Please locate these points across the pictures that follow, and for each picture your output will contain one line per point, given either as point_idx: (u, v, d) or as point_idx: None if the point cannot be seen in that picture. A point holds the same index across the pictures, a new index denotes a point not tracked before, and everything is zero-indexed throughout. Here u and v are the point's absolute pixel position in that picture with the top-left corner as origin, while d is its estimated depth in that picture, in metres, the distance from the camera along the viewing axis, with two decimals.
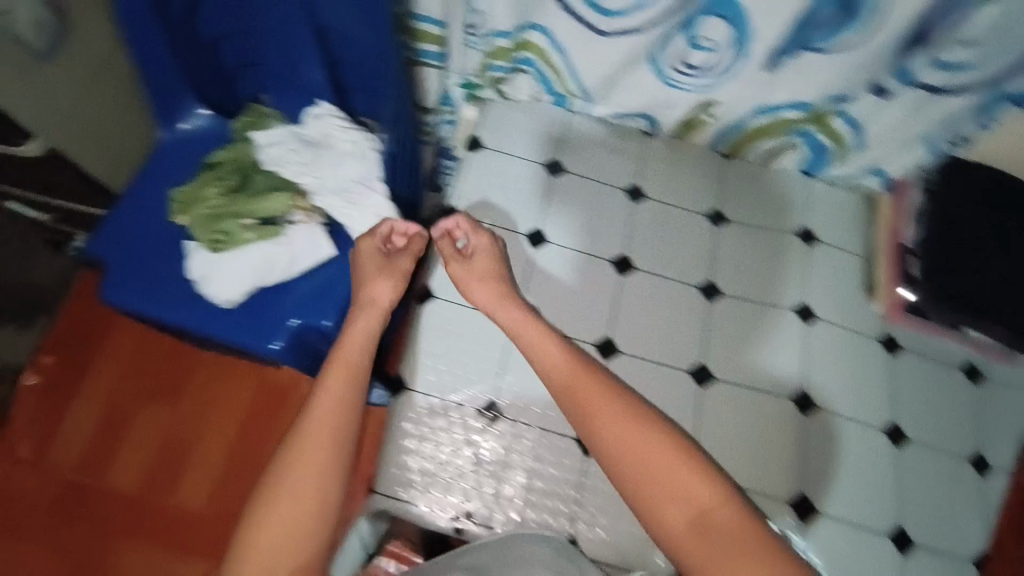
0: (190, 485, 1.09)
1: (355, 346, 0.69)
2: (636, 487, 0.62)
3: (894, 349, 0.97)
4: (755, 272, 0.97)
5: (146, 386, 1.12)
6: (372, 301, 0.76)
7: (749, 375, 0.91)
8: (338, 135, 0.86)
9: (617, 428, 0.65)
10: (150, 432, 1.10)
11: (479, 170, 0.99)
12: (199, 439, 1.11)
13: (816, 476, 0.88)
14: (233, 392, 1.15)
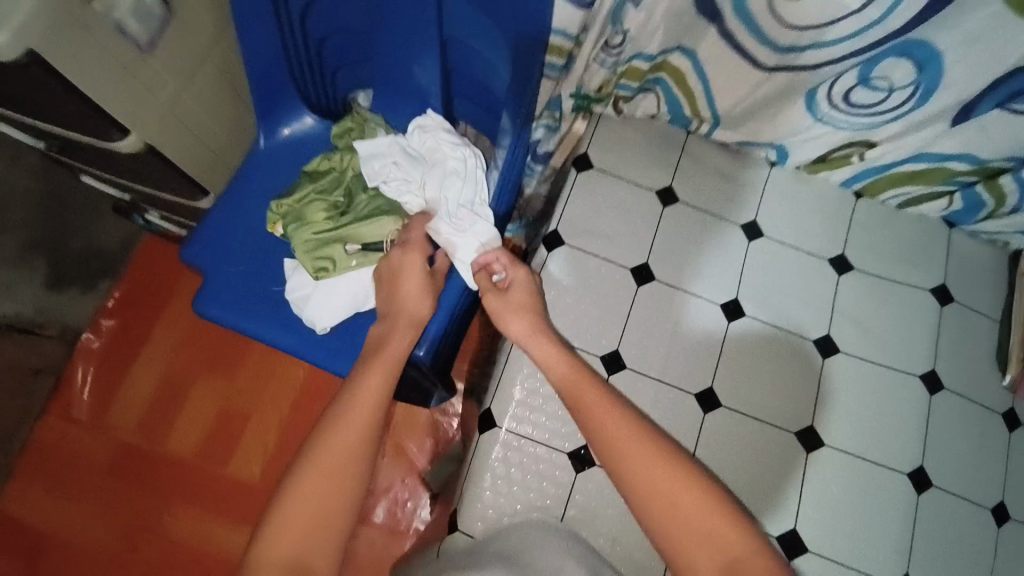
0: (244, 457, 1.28)
1: (380, 368, 0.62)
2: (670, 538, 0.56)
3: (1017, 428, 0.87)
4: (873, 330, 0.90)
5: (211, 359, 1.33)
6: (404, 325, 0.68)
7: (861, 444, 0.85)
8: (447, 151, 0.79)
9: (650, 472, 0.58)
10: (206, 403, 1.30)
11: (585, 193, 0.94)
12: (253, 416, 1.30)
13: (921, 560, 0.81)
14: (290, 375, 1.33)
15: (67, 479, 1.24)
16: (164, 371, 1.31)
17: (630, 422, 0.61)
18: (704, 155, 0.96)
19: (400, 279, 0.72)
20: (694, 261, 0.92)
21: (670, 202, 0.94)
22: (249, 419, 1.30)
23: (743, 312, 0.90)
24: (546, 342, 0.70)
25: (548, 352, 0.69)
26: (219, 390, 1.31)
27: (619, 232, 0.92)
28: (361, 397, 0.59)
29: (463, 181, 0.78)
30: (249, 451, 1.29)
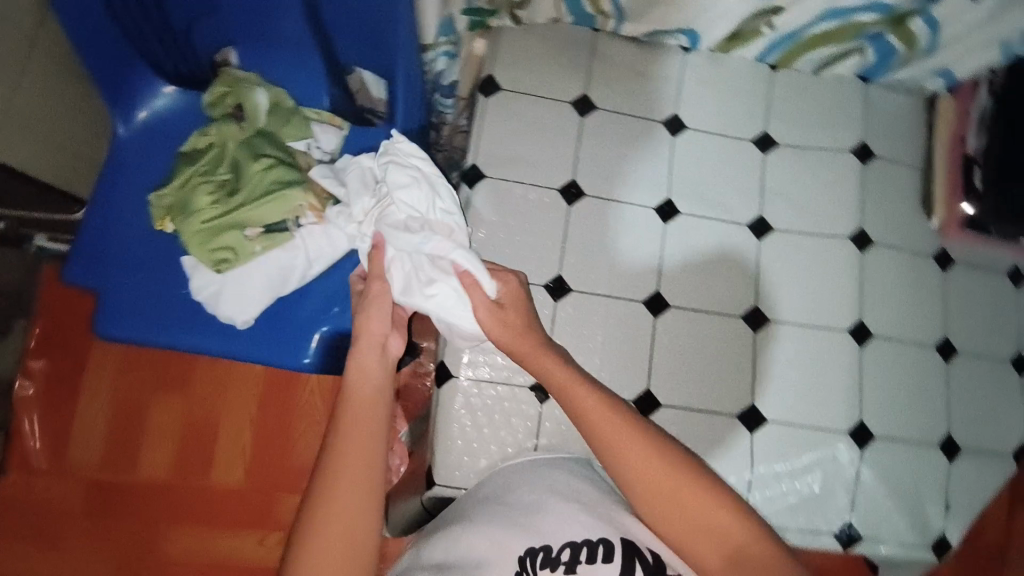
0: (224, 461, 1.24)
1: (364, 402, 0.57)
2: (678, 538, 0.58)
3: (948, 265, 0.90)
4: (806, 200, 0.91)
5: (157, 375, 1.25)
6: (368, 339, 0.60)
7: (809, 313, 0.87)
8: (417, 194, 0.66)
9: (648, 485, 0.58)
10: (165, 423, 1.24)
11: (498, 116, 0.88)
12: (223, 423, 1.26)
13: (875, 404, 0.85)
14: (246, 376, 1.28)
15: (47, 529, 1.19)
16: (112, 400, 1.24)
17: (636, 436, 0.58)
18: (615, 56, 0.92)
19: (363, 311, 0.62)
20: (617, 169, 0.89)
21: (587, 112, 0.90)
22: (218, 426, 1.25)
23: (676, 211, 0.89)
24: (548, 358, 0.62)
25: (547, 366, 0.62)
26: (178, 406, 1.25)
27: (537, 151, 0.88)
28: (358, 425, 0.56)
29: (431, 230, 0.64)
30: (226, 456, 1.25)
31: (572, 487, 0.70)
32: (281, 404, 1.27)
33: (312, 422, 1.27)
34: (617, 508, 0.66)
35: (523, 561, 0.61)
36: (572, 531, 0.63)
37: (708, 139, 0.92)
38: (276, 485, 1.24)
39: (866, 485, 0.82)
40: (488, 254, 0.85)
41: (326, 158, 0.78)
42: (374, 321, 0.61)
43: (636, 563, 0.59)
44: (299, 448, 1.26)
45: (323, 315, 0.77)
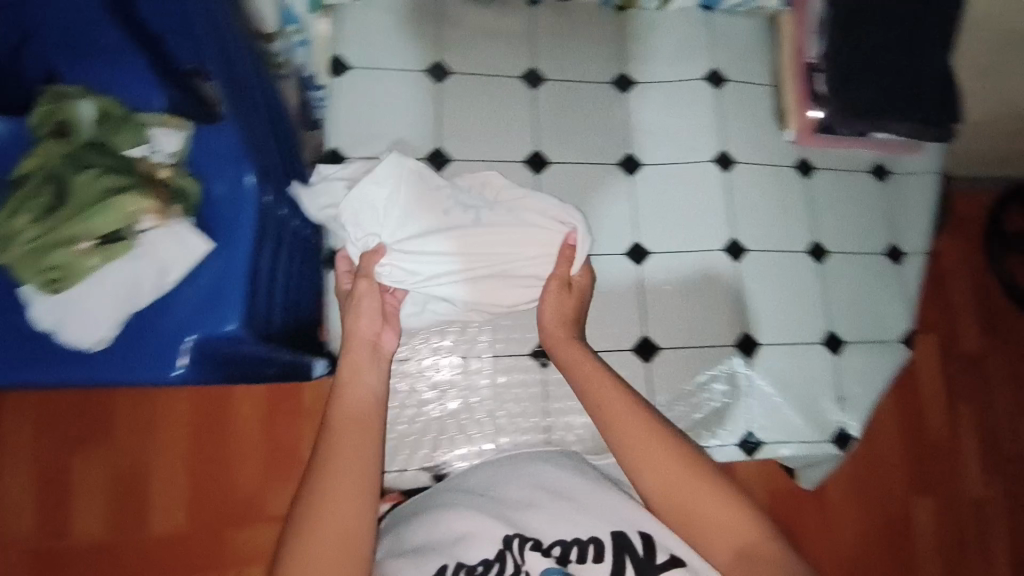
0: (165, 501, 1.18)
1: (358, 404, 0.64)
2: (685, 519, 0.60)
3: (809, 172, 0.95)
4: (669, 133, 0.93)
5: (80, 431, 1.19)
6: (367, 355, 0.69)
7: (684, 240, 0.90)
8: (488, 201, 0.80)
9: (656, 470, 0.63)
10: (98, 478, 1.18)
11: (349, 95, 0.86)
12: (155, 471, 1.19)
13: (756, 313, 0.90)
14: (172, 411, 1.21)
15: None
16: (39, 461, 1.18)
17: (643, 418, 0.65)
18: (460, 18, 0.91)
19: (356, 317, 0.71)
20: (481, 130, 0.89)
21: (443, 77, 0.89)
22: (152, 472, 1.19)
23: (546, 162, 0.90)
24: (578, 350, 0.74)
25: (574, 356, 0.73)
26: (103, 459, 1.19)
27: (396, 123, 0.87)
28: (350, 425, 0.62)
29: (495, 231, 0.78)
30: (165, 500, 1.19)
31: (571, 483, 0.70)
32: (214, 439, 1.21)
33: (246, 450, 1.21)
34: (612, 501, 0.67)
35: (502, 552, 0.62)
36: (565, 527, 0.64)
37: (567, 86, 0.93)
38: (217, 521, 1.18)
39: (756, 390, 0.88)
40: None
41: (168, 161, 0.75)
42: (364, 321, 0.71)
43: (625, 557, 0.61)
44: (241, 480, 1.20)
45: (190, 325, 0.74)
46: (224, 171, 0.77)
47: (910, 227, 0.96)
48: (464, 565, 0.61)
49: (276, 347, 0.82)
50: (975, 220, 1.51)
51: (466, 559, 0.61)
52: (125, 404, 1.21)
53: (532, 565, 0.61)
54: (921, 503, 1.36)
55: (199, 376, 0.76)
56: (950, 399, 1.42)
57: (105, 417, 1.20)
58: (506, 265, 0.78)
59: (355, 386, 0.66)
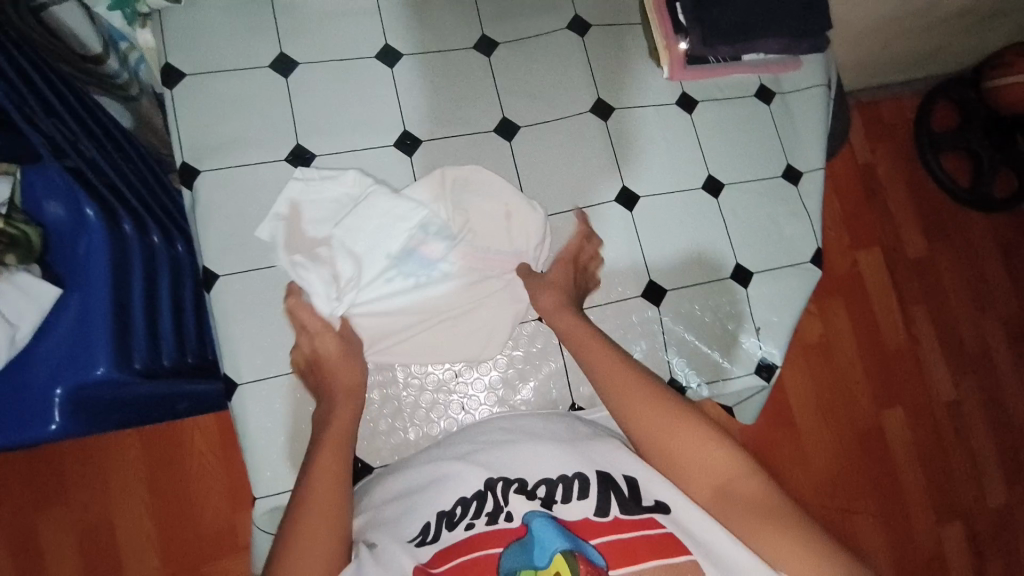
0: (133, 553, 1.07)
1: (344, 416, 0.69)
2: (680, 465, 0.60)
3: (692, 106, 0.92)
4: (542, 89, 0.90)
5: (26, 498, 1.07)
6: (345, 400, 0.71)
7: (575, 198, 0.87)
8: (467, 236, 0.82)
9: (639, 413, 0.62)
10: (57, 543, 1.06)
11: (193, 104, 0.82)
12: (118, 524, 1.08)
13: (661, 260, 0.87)
14: (122, 457, 1.09)
15: None
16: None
17: (634, 372, 0.66)
18: (298, 6, 0.87)
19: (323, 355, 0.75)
20: (342, 118, 0.85)
21: (290, 71, 0.85)
22: (113, 525, 1.07)
23: (417, 141, 0.86)
24: (568, 317, 0.74)
25: (567, 323, 0.73)
26: (60, 526, 1.07)
27: (249, 126, 0.82)
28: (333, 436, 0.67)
29: (477, 269, 0.81)
30: (137, 551, 1.07)
31: (545, 431, 0.68)
32: (175, 479, 1.10)
33: (210, 485, 1.11)
34: (593, 443, 0.65)
35: (484, 493, 0.61)
36: (528, 471, 0.62)
37: (426, 58, 0.88)
38: (197, 560, 1.08)
39: (671, 338, 0.86)
40: (235, 250, 0.80)
41: (2, 211, 0.68)
42: (350, 375, 0.73)
43: (610, 493, 0.58)
44: (207, 517, 1.10)
45: (56, 377, 0.70)
46: (59, 203, 0.73)
47: (802, 144, 0.94)
48: (444, 514, 0.60)
49: (163, 384, 0.80)
50: (902, 126, 1.48)
51: (445, 505, 0.61)
52: (71, 460, 1.08)
53: (516, 507, 0.58)
54: (893, 416, 1.34)
55: (82, 429, 0.72)
56: (904, 308, 1.40)
57: (51, 478, 1.08)
58: (467, 299, 0.81)
59: (343, 420, 0.69)
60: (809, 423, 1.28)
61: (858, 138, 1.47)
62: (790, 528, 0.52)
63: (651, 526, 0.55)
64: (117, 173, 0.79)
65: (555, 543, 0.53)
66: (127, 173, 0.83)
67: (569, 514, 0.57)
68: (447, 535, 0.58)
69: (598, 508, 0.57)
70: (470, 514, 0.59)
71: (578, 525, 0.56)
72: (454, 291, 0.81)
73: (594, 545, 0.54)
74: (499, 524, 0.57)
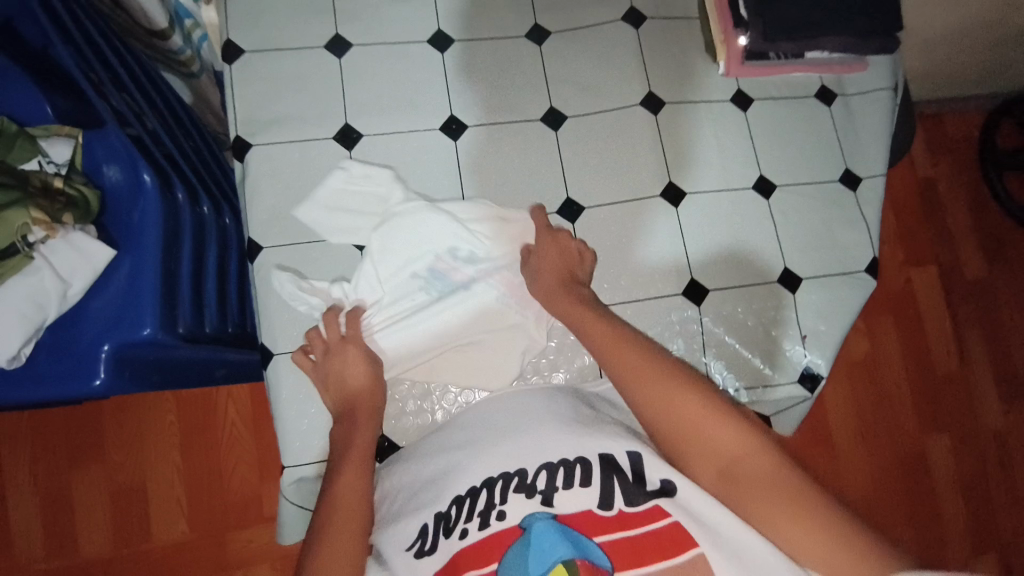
0: (164, 513, 1.10)
1: (364, 423, 0.69)
2: (683, 447, 0.57)
3: (747, 104, 0.89)
4: (592, 80, 0.88)
5: (69, 450, 1.11)
6: (365, 415, 0.70)
7: (620, 190, 0.85)
8: (491, 257, 0.80)
9: (641, 390, 0.60)
10: (95, 495, 1.10)
11: (249, 82, 0.84)
12: (152, 485, 1.11)
13: (705, 259, 0.84)
14: (159, 420, 1.13)
15: None
16: (34, 485, 1.10)
17: (636, 351, 0.63)
18: None
19: (345, 378, 0.72)
20: (391, 101, 0.86)
21: (345, 52, 0.86)
22: (148, 485, 1.11)
23: (464, 126, 0.86)
24: (569, 296, 0.72)
25: (571, 303, 0.71)
26: (99, 479, 1.11)
27: (302, 104, 0.84)
28: (355, 441, 0.67)
29: (514, 302, 0.79)
30: (167, 510, 1.10)
31: (549, 414, 0.65)
32: (208, 444, 1.13)
33: (240, 453, 1.13)
34: (599, 428, 0.62)
35: (478, 490, 0.58)
36: (528, 460, 0.59)
37: (477, 44, 0.88)
38: (222, 525, 1.10)
39: (711, 339, 0.83)
40: (281, 222, 0.81)
41: (62, 171, 0.71)
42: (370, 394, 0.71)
43: (613, 480, 0.55)
44: (235, 484, 1.12)
45: (105, 333, 0.71)
46: (117, 167, 0.75)
47: (863, 148, 0.90)
48: (443, 518, 0.58)
49: (204, 349, 0.82)
50: (968, 140, 1.40)
51: (441, 505, 0.59)
52: (112, 417, 1.12)
53: (512, 506, 0.55)
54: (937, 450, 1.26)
55: (125, 388, 0.74)
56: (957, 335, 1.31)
57: (94, 432, 1.12)
58: (485, 322, 0.78)
59: (365, 440, 0.67)
60: (841, 430, 1.22)
61: (919, 150, 1.40)
62: (803, 510, 0.48)
63: (656, 518, 0.51)
64: (168, 145, 0.81)
65: (556, 549, 0.48)
66: (179, 145, 0.85)
67: (568, 505, 0.54)
68: (444, 543, 0.55)
69: (602, 501, 0.54)
70: (463, 516, 0.56)
71: (578, 520, 0.53)
72: (490, 319, 0.78)
73: (598, 543, 0.51)
74: (492, 525, 0.54)
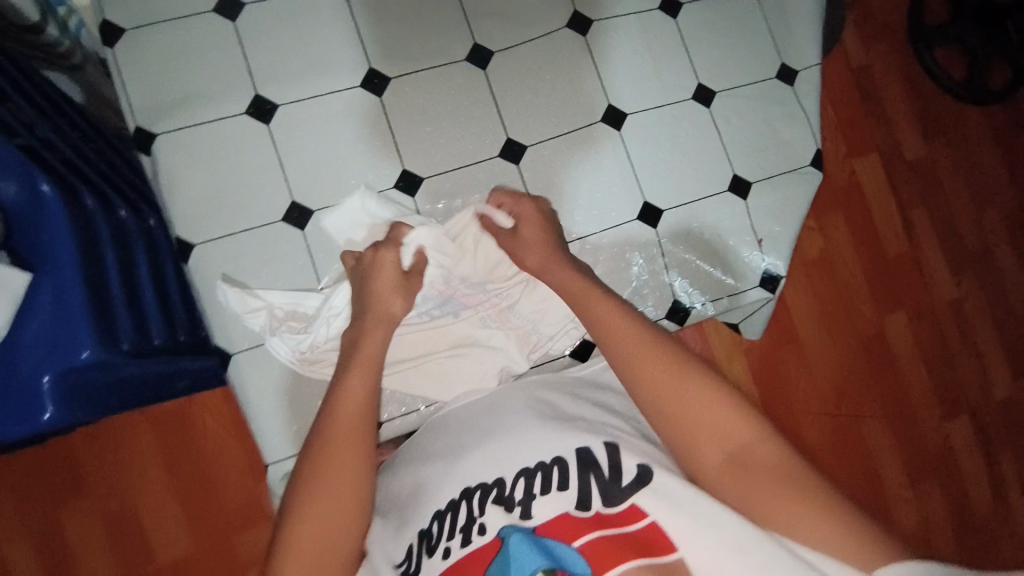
0: (162, 533, 1.08)
1: (371, 334, 0.63)
2: (688, 437, 0.53)
3: (677, 11, 0.85)
4: (514, 7, 0.83)
5: (47, 488, 1.06)
6: (375, 324, 0.64)
7: (561, 122, 0.82)
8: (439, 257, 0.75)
9: (649, 377, 0.55)
10: (85, 529, 1.06)
11: (138, 64, 0.75)
12: (144, 507, 1.08)
13: (656, 180, 0.83)
14: (136, 443, 1.08)
15: None
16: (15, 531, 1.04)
17: (637, 330, 0.58)
18: None
19: (376, 287, 0.66)
20: (302, 62, 0.79)
21: (239, 13, 0.78)
22: (139, 508, 1.08)
23: (385, 79, 0.80)
24: (560, 269, 0.66)
25: (567, 279, 0.65)
26: (87, 510, 1.07)
27: (202, 80, 0.76)
28: (364, 354, 0.61)
29: (491, 324, 0.80)
30: (165, 528, 1.09)
31: (521, 410, 0.63)
32: (193, 457, 1.10)
33: (229, 460, 1.11)
34: (568, 424, 0.60)
35: (457, 503, 0.56)
36: (504, 468, 0.57)
37: None
38: (225, 531, 1.10)
39: (672, 260, 0.83)
40: (209, 213, 0.76)
41: None
42: (398, 304, 0.66)
43: (589, 479, 0.54)
44: (230, 491, 1.10)
45: (40, 364, 0.67)
46: (10, 183, 0.65)
47: (796, 41, 0.88)
48: (424, 535, 0.56)
49: (159, 362, 0.77)
50: (899, 19, 1.40)
51: (421, 523, 0.57)
52: (85, 449, 1.07)
53: (491, 518, 0.54)
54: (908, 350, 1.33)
55: (80, 415, 0.70)
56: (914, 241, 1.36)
57: (69, 466, 1.07)
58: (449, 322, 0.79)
59: (351, 411, 0.57)
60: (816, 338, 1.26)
61: (853, 36, 1.39)
62: (814, 500, 0.47)
63: (635, 519, 0.51)
64: (64, 145, 0.72)
65: (535, 563, 0.49)
66: (80, 147, 0.76)
67: (545, 513, 0.53)
68: (428, 562, 0.54)
69: (578, 502, 0.54)
70: (446, 533, 0.55)
71: (555, 526, 0.52)
72: (455, 335, 0.79)
73: (576, 548, 0.51)
74: (473, 542, 0.53)
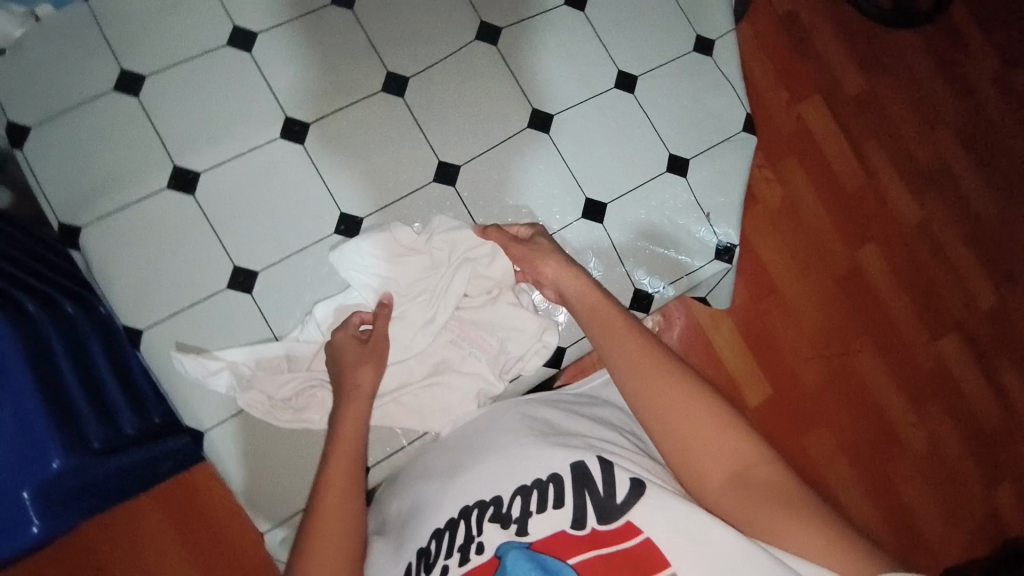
0: None
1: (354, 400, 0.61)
2: (689, 452, 0.52)
3: (582, 2, 0.85)
4: (420, 27, 0.82)
5: None
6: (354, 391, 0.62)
7: (489, 134, 0.81)
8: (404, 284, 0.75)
9: (656, 391, 0.54)
10: None
11: (50, 158, 0.74)
12: None
13: (595, 174, 0.83)
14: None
15: None
16: None
17: (649, 346, 0.56)
18: (122, 12, 0.76)
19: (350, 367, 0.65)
20: (217, 125, 0.77)
21: (140, 87, 0.76)
22: None
23: (305, 125, 0.79)
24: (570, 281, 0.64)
25: (576, 292, 0.63)
26: None
27: (118, 162, 0.75)
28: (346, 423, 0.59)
29: (463, 341, 0.77)
30: None
31: (514, 428, 0.62)
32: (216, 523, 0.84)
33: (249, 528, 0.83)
34: (559, 438, 0.59)
35: (456, 521, 0.56)
36: (502, 486, 0.56)
37: (283, 32, 0.79)
38: None
39: (626, 250, 0.83)
40: (153, 293, 0.75)
41: None
42: (365, 376, 0.63)
43: (584, 497, 0.53)
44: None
45: (18, 481, 0.62)
46: None
47: (705, 12, 0.89)
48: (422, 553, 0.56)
49: (136, 452, 0.72)
50: None
51: (421, 541, 0.57)
52: None
53: (488, 537, 0.53)
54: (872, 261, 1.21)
55: (66, 522, 0.67)
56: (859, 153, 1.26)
57: None
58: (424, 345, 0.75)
59: (340, 485, 0.54)
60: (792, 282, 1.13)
61: None
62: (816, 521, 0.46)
63: (630, 534, 0.50)
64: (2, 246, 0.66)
65: None
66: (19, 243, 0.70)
67: (541, 530, 0.52)
68: None
69: (574, 519, 0.52)
70: (443, 552, 0.54)
71: (551, 544, 0.51)
72: (429, 360, 0.76)
73: (570, 565, 0.49)
74: (471, 559, 0.52)
